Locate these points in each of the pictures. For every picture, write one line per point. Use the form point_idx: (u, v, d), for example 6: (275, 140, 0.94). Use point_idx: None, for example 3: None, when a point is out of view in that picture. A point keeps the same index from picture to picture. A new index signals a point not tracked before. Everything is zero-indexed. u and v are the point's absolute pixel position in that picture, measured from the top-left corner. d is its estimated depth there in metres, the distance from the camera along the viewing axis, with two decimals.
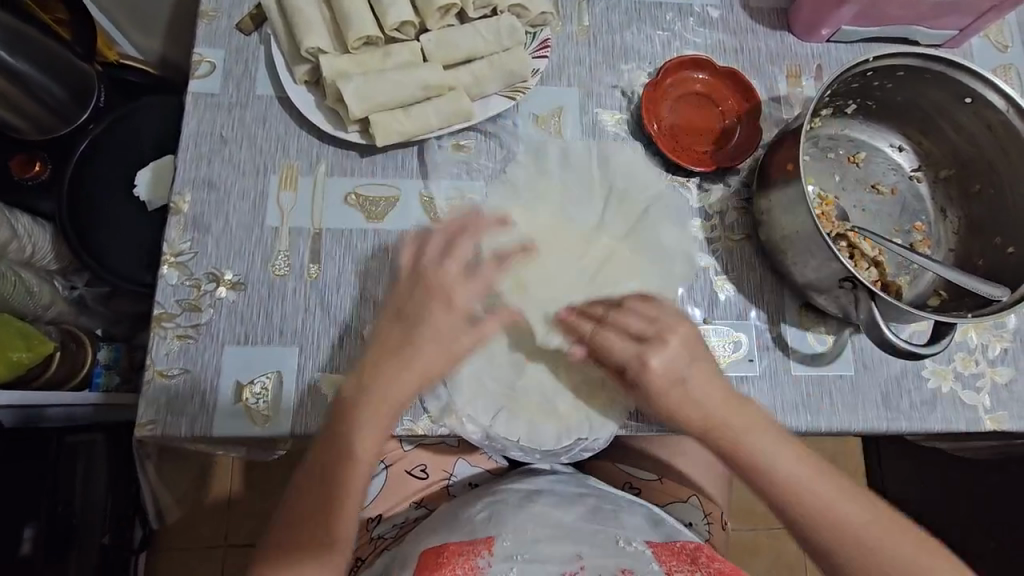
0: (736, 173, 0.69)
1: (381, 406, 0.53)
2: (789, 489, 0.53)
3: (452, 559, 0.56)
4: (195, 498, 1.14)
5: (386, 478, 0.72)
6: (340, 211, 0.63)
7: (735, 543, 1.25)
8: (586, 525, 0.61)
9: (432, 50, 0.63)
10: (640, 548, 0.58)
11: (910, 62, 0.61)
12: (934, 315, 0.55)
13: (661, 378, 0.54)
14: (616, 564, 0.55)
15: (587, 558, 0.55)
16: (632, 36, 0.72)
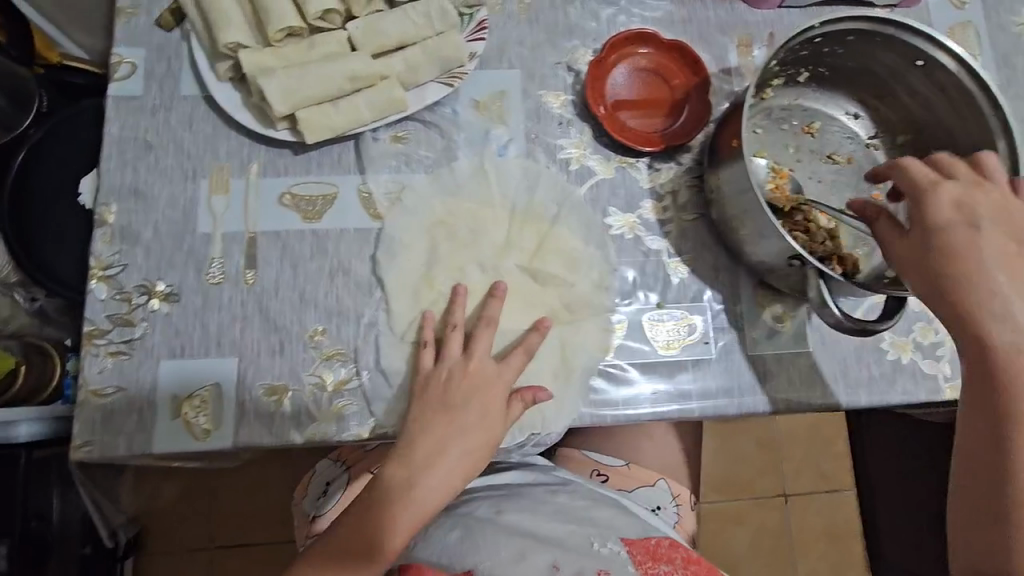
0: (688, 150, 0.67)
1: (451, 432, 0.55)
2: (1020, 415, 0.46)
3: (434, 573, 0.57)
4: (180, 503, 1.14)
5: (348, 479, 0.72)
6: (275, 213, 0.61)
7: (717, 514, 1.33)
8: (562, 527, 0.61)
9: (360, 38, 0.59)
10: (616, 550, 0.59)
11: (859, 27, 0.58)
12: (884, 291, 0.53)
13: (962, 242, 0.49)
14: (593, 568, 0.55)
15: (563, 565, 0.55)
16: (576, 12, 0.69)
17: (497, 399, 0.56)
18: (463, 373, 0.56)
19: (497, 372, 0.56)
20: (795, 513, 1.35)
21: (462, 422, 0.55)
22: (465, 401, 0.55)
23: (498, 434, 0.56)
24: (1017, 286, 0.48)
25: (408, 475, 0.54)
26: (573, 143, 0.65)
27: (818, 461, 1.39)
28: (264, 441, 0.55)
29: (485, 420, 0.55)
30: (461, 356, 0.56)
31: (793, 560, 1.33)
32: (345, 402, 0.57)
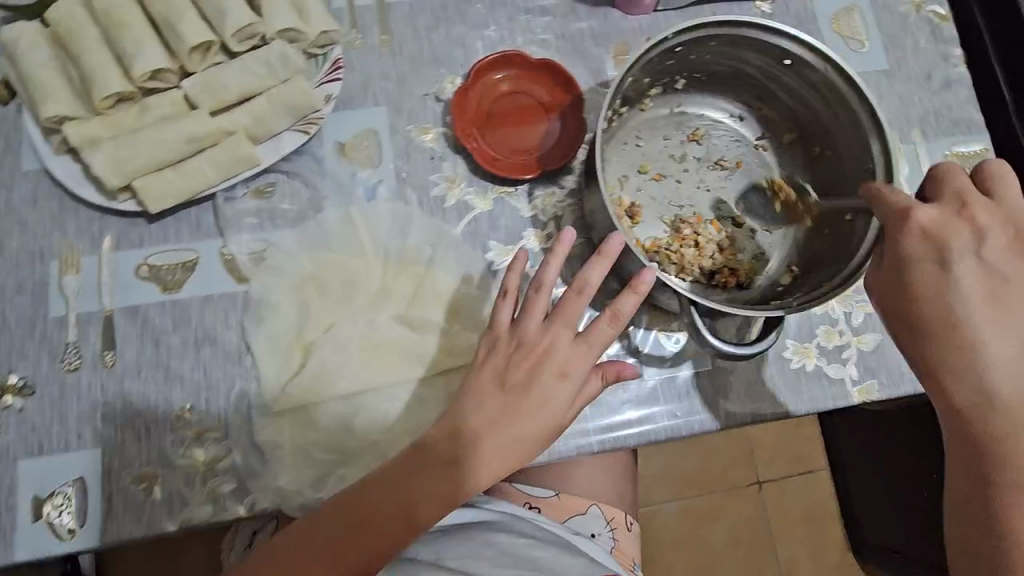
0: (569, 172, 0.64)
1: (510, 408, 0.52)
2: (994, 460, 0.47)
3: None
4: None
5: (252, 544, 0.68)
6: (132, 287, 0.57)
7: (691, 510, 1.30)
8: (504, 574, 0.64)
9: (198, 96, 0.56)
10: None
11: (718, 32, 0.56)
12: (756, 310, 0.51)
13: (927, 281, 0.49)
14: None
15: None
16: (442, 39, 0.66)
17: (561, 382, 0.52)
18: (530, 348, 0.53)
19: (576, 348, 0.53)
20: (772, 501, 1.33)
21: (524, 404, 0.52)
22: (535, 379, 0.52)
23: (573, 407, 0.53)
24: (995, 327, 0.48)
25: (392, 490, 0.51)
26: (446, 178, 0.63)
27: (792, 445, 1.36)
28: (135, 533, 0.52)
29: (546, 407, 0.52)
30: (540, 330, 0.53)
31: (772, 548, 1.31)
32: (221, 481, 0.54)
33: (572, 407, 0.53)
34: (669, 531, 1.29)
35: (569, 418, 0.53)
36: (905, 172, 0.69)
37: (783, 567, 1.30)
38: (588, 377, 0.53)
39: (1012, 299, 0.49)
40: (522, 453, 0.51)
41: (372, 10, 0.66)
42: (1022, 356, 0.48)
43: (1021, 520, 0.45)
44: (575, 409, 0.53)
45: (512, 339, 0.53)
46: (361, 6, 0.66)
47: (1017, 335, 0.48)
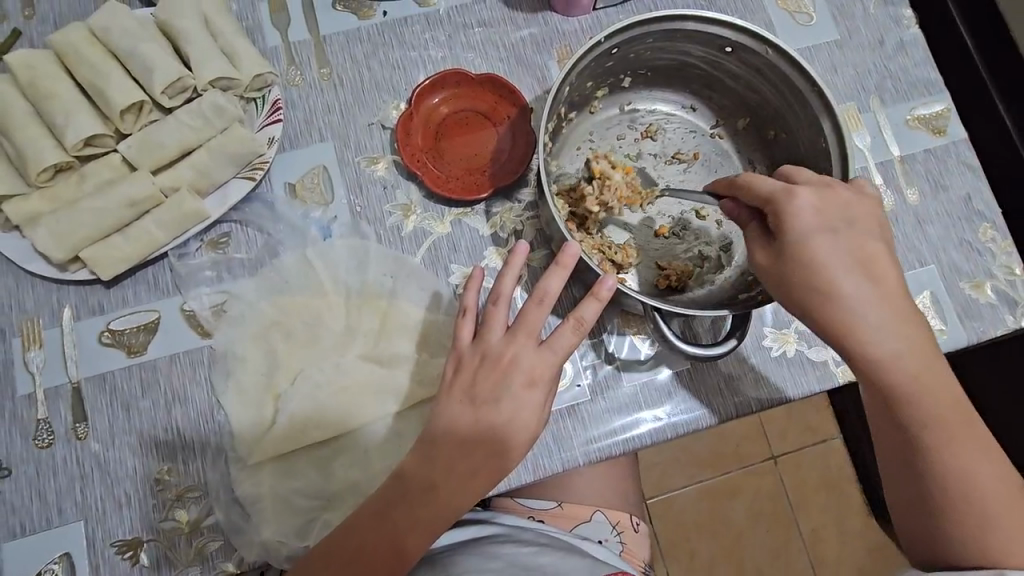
0: (524, 185, 0.63)
1: (481, 428, 0.49)
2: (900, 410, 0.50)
3: None
4: None
5: None
6: (97, 355, 0.57)
7: (709, 493, 1.30)
8: None
9: (136, 156, 0.55)
10: None
11: (652, 29, 0.55)
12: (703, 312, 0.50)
13: (816, 257, 0.48)
14: None
15: None
16: (381, 65, 0.65)
17: (532, 391, 0.50)
18: (494, 362, 0.50)
19: (541, 356, 0.50)
20: (789, 473, 1.32)
21: (496, 419, 0.49)
22: (498, 397, 0.49)
23: (542, 418, 0.50)
24: (873, 289, 0.49)
25: (380, 523, 0.50)
26: (400, 206, 0.62)
27: (803, 415, 1.34)
28: None
29: (517, 421, 0.49)
30: (503, 342, 0.51)
31: (794, 520, 1.30)
32: (206, 539, 0.53)
33: (543, 415, 0.50)
34: (687, 515, 1.29)
35: (541, 427, 0.50)
36: (868, 143, 0.68)
37: (806, 537, 1.29)
38: (555, 385, 0.51)
39: (872, 261, 0.50)
40: (495, 472, 0.50)
41: (307, 44, 0.65)
42: (891, 313, 0.50)
43: (942, 456, 0.50)
44: (546, 417, 0.51)
45: (476, 355, 0.51)
46: (296, 42, 0.65)
47: (883, 294, 0.49)
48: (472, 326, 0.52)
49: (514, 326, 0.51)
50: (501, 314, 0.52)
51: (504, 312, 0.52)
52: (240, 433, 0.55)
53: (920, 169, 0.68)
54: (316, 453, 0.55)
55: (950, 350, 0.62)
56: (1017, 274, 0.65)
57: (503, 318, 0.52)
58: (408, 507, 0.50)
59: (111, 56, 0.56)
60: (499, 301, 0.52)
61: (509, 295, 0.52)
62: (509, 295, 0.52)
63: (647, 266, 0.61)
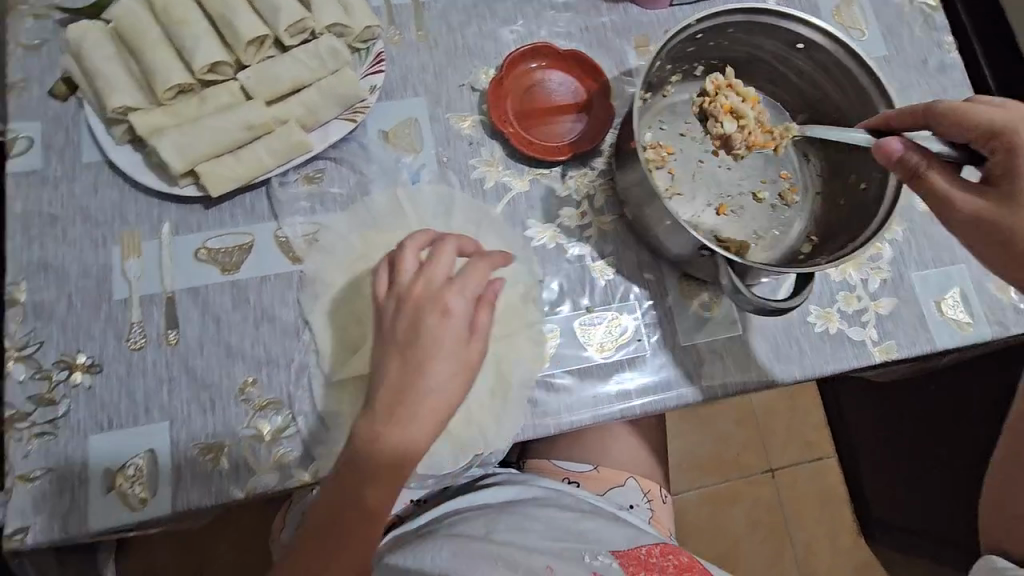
0: (599, 154, 0.68)
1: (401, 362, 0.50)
2: None
3: None
4: None
5: None
6: (192, 269, 0.60)
7: (711, 496, 1.33)
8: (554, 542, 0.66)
9: (254, 87, 0.59)
10: (606, 561, 0.65)
11: (736, 19, 0.61)
12: (790, 270, 0.55)
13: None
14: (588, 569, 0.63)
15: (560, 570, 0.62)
16: (474, 33, 0.70)
17: (447, 320, 0.50)
18: (408, 300, 0.51)
19: (450, 292, 0.51)
20: (786, 486, 1.36)
21: (416, 351, 0.50)
22: (422, 330, 0.50)
23: (466, 343, 0.51)
24: None
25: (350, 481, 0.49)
26: (485, 161, 0.66)
27: (802, 431, 1.40)
28: (203, 502, 0.54)
29: (442, 343, 0.50)
30: (411, 279, 0.52)
31: (789, 532, 1.34)
32: (286, 448, 0.56)
33: (466, 341, 0.51)
34: (689, 518, 1.32)
35: (465, 349, 0.51)
36: None
37: (802, 549, 1.33)
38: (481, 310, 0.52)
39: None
40: (437, 408, 0.49)
41: (407, 7, 0.70)
42: None
43: None
44: (477, 339, 0.51)
45: (393, 300, 0.52)
46: (398, 4, 0.70)
47: None
48: (395, 264, 0.54)
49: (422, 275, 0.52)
50: (387, 273, 0.54)
51: (412, 254, 0.54)
52: (325, 353, 0.58)
53: None
54: None
55: (976, 342, 0.67)
56: None
57: (415, 266, 0.53)
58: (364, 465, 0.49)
59: None
60: (412, 261, 0.53)
61: (412, 255, 0.54)
62: (412, 255, 0.54)
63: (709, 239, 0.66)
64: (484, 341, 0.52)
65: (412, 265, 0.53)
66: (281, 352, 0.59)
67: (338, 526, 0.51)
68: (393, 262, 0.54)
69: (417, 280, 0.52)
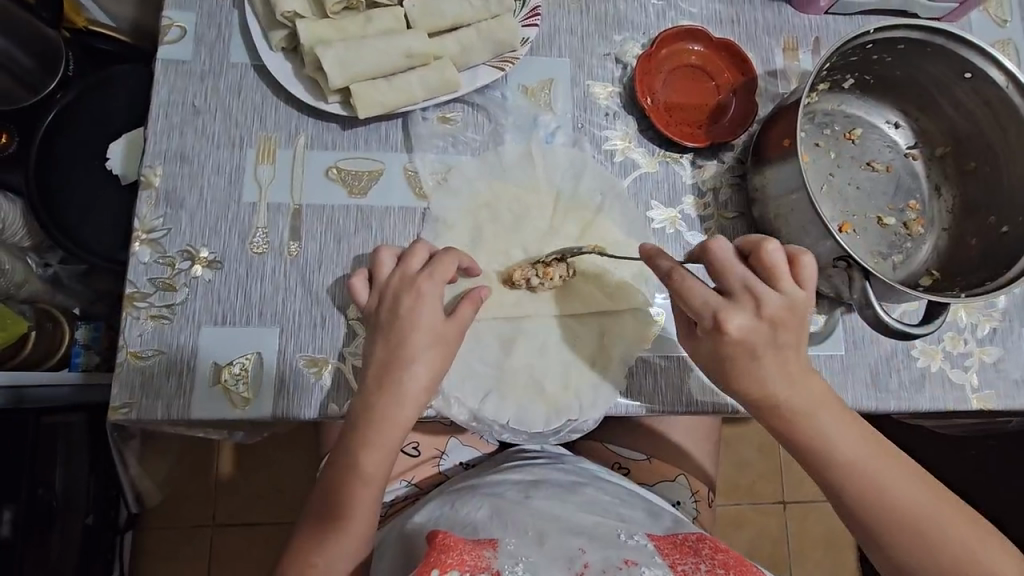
0: (730, 149, 0.67)
1: (388, 338, 0.53)
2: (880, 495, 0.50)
3: (460, 544, 0.49)
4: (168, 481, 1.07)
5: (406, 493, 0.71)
6: (320, 186, 0.60)
7: (718, 517, 1.32)
8: None
9: (417, 16, 0.59)
10: (642, 543, 0.56)
11: (911, 35, 0.59)
12: (927, 295, 0.53)
13: (743, 354, 0.52)
14: (620, 557, 0.53)
15: (590, 552, 0.53)
16: (627, 4, 0.69)
17: (426, 304, 0.53)
18: (390, 292, 0.54)
19: (435, 289, 0.53)
20: (794, 521, 1.34)
21: (403, 331, 0.52)
22: (399, 317, 0.53)
23: (446, 329, 0.53)
24: (786, 376, 0.52)
25: (371, 416, 0.52)
26: (619, 135, 0.66)
27: None
28: (301, 413, 0.55)
29: (421, 323, 0.53)
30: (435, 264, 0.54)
31: (788, 566, 1.32)
32: None
33: (451, 325, 0.54)
34: None
35: (447, 332, 0.53)
36: None
37: None
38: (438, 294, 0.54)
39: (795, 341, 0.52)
40: (429, 378, 0.53)
41: None
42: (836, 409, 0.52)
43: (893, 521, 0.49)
44: (455, 324, 0.54)
45: (376, 297, 0.54)
46: None
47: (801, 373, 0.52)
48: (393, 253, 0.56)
49: (401, 271, 0.54)
50: (364, 283, 0.55)
51: (390, 254, 0.56)
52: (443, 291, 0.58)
53: None
54: (498, 330, 0.59)
55: None
56: None
57: (394, 262, 0.55)
58: (381, 403, 0.52)
59: None
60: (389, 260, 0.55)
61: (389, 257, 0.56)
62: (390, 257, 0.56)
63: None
64: (461, 331, 0.54)
65: (388, 263, 0.55)
66: None
67: (342, 457, 0.53)
68: (371, 266, 0.56)
69: (384, 276, 0.55)
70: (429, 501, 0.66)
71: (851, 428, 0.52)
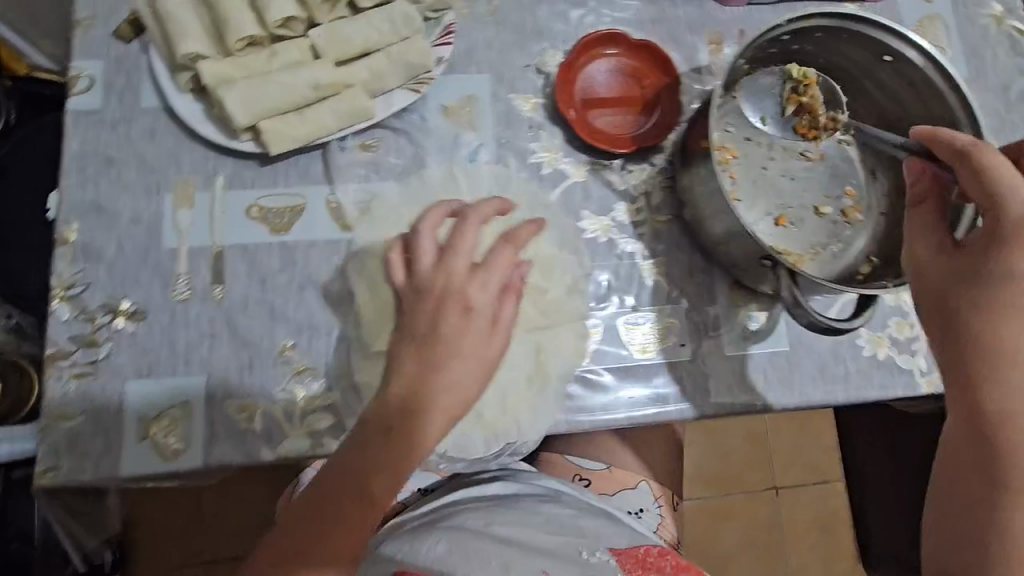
0: (659, 151, 0.66)
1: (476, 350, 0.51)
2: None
3: None
4: None
5: None
6: (241, 226, 0.59)
7: (708, 510, 1.30)
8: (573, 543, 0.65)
9: (324, 46, 0.58)
10: (605, 558, 0.60)
11: (825, 23, 0.58)
12: (856, 287, 0.52)
13: (1000, 272, 0.44)
14: None
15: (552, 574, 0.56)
16: (545, 13, 0.68)
17: (466, 316, 0.51)
18: (428, 292, 0.51)
19: (476, 283, 0.52)
20: (784, 506, 1.33)
21: (446, 343, 0.50)
22: (410, 311, 0.51)
23: (493, 344, 0.52)
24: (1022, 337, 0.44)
25: (347, 469, 0.48)
26: (544, 146, 0.65)
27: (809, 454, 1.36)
28: (234, 460, 0.54)
29: (464, 336, 0.51)
30: (462, 266, 0.52)
31: (781, 552, 1.31)
32: (318, 416, 0.56)
33: (494, 333, 0.52)
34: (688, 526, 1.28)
35: (494, 350, 0.52)
36: None
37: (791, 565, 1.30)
38: (501, 300, 0.53)
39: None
40: (458, 395, 0.50)
41: None
42: None
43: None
44: (499, 333, 0.52)
45: (410, 288, 0.52)
46: None
47: None
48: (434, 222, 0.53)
49: (471, 265, 0.52)
50: (401, 263, 0.53)
51: (430, 237, 0.53)
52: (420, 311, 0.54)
53: None
54: None
55: None
56: None
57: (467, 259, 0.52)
58: (361, 450, 0.49)
59: None
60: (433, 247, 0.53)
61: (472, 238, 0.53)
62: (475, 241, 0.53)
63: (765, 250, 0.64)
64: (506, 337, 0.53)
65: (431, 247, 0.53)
66: (323, 318, 0.58)
67: (319, 522, 0.48)
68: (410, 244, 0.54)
69: (462, 261, 0.52)
70: (383, 535, 0.65)
71: None
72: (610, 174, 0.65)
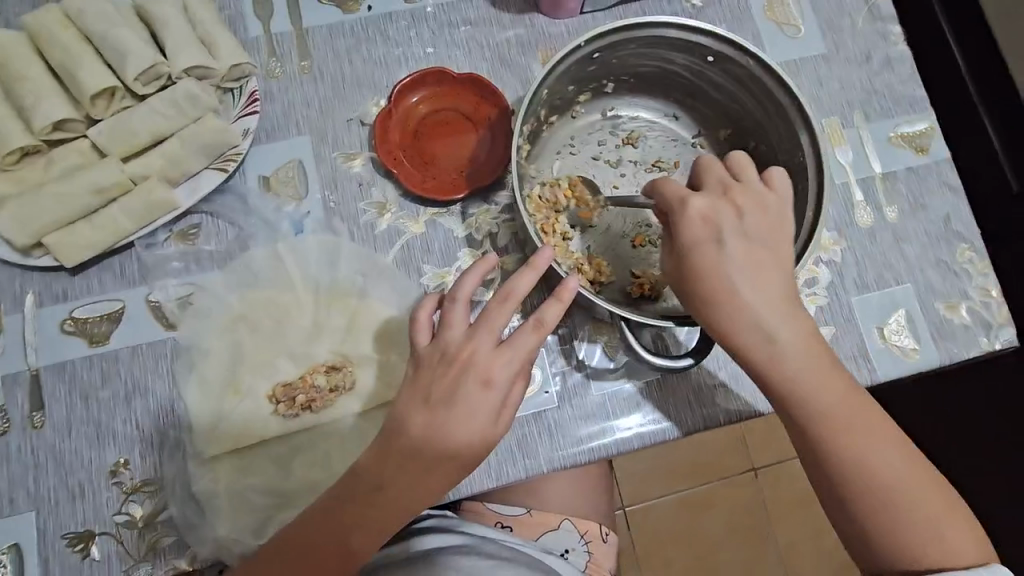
0: (501, 187, 0.62)
1: (422, 424, 0.46)
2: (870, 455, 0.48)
3: None
4: None
5: None
6: (56, 344, 0.56)
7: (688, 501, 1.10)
8: None
9: (105, 142, 0.57)
10: None
11: (634, 35, 0.55)
12: (680, 323, 0.51)
13: (721, 267, 0.48)
14: None
15: None
16: (362, 59, 0.64)
17: (487, 392, 0.46)
18: (452, 358, 0.47)
19: (499, 355, 0.46)
20: (769, 488, 1.11)
21: (446, 422, 0.46)
22: (445, 394, 0.46)
23: (489, 420, 0.46)
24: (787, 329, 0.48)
25: (299, 548, 0.49)
26: (375, 203, 0.61)
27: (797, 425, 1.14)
28: None
29: (472, 418, 0.46)
30: (464, 337, 0.48)
31: (770, 536, 1.10)
32: (160, 534, 0.53)
33: (503, 414, 0.47)
34: (666, 525, 1.10)
35: (495, 432, 0.47)
36: (849, 159, 0.67)
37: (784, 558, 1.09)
38: (513, 385, 0.47)
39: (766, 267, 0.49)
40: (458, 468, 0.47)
41: (289, 35, 0.63)
42: (806, 355, 0.48)
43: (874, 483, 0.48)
44: (508, 414, 0.47)
45: (436, 351, 0.48)
46: (278, 32, 0.63)
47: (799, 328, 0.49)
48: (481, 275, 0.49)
49: (507, 304, 0.47)
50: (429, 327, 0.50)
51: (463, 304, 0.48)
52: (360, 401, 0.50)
53: (902, 188, 0.67)
54: (274, 453, 0.54)
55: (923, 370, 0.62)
56: (993, 295, 0.64)
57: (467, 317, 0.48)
58: (310, 521, 0.49)
59: (85, 40, 0.59)
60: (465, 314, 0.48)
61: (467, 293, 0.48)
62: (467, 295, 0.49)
63: (623, 276, 0.61)
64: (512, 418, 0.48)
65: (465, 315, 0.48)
66: (154, 427, 0.55)
67: None
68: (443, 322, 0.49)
69: (500, 315, 0.47)
70: None
71: (830, 382, 0.48)
72: (450, 220, 0.61)
